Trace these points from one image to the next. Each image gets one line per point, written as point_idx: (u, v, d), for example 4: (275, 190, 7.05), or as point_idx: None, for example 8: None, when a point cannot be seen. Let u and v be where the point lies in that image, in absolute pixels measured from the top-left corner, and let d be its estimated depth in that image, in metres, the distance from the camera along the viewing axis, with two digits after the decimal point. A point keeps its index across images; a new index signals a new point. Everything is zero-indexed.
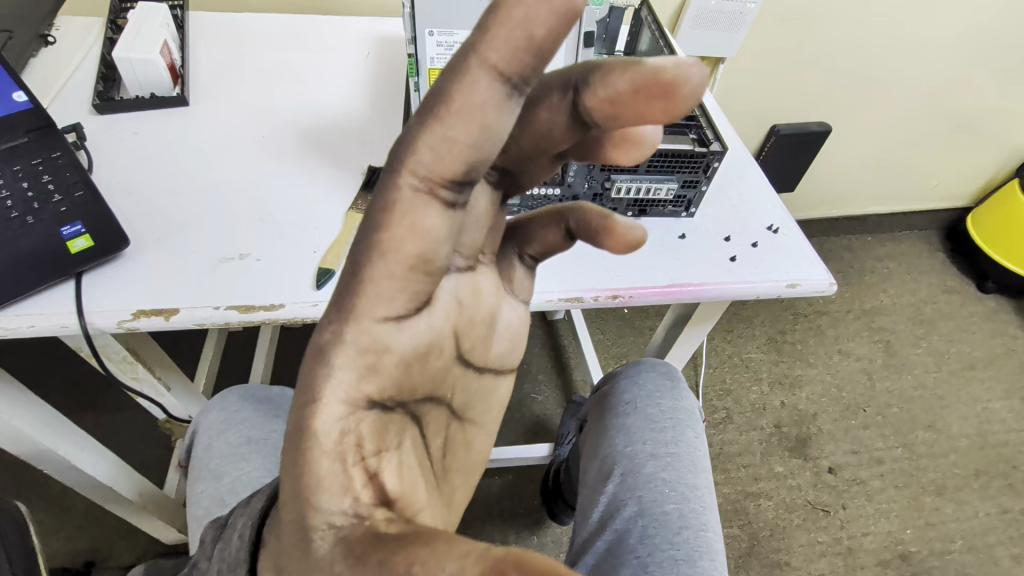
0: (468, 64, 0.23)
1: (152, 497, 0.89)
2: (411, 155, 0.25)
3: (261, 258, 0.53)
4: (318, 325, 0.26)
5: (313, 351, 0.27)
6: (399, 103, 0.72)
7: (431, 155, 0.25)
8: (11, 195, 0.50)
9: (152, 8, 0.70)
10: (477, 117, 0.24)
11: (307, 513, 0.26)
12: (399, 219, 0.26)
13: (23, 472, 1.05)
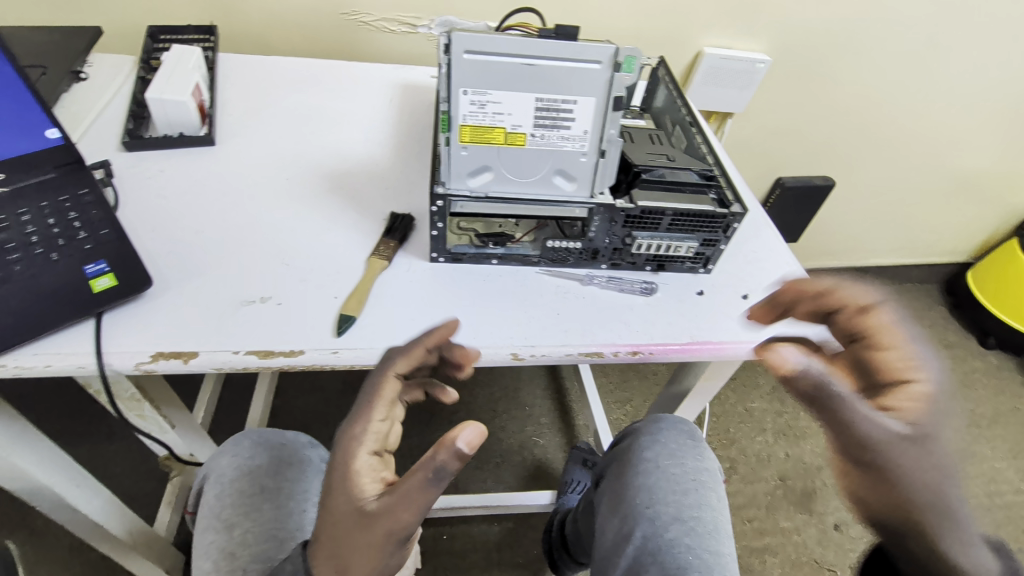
0: (420, 340, 0.45)
1: (142, 535, 0.86)
2: (394, 363, 0.45)
3: (283, 302, 0.53)
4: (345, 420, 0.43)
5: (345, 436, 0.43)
6: (421, 150, 0.73)
7: (404, 363, 0.45)
8: (37, 232, 0.50)
9: (186, 51, 0.72)
10: (420, 355, 0.45)
11: (354, 499, 0.40)
12: (382, 388, 0.44)
13: (8, 502, 1.02)
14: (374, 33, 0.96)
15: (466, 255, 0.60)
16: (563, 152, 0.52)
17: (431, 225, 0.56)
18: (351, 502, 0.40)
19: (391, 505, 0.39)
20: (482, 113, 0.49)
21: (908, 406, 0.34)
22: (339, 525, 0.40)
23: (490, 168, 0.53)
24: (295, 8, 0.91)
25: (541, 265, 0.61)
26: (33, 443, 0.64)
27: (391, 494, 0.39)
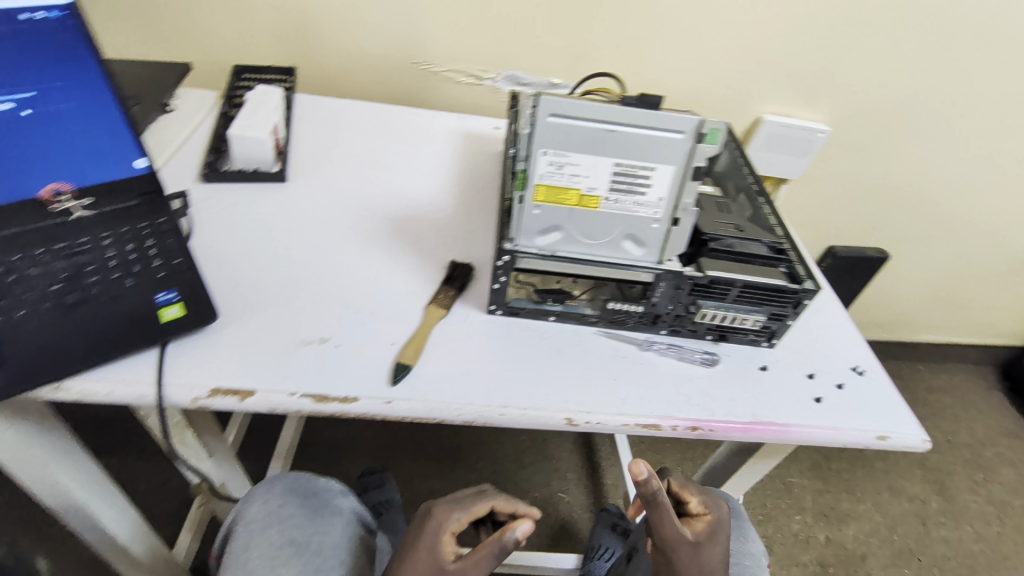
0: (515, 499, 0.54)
1: (160, 561, 0.85)
2: (497, 495, 0.53)
3: (341, 344, 0.53)
4: (441, 497, 0.52)
5: (441, 506, 0.51)
6: (481, 200, 0.74)
7: (501, 499, 0.53)
8: (115, 257, 0.52)
9: (268, 91, 0.75)
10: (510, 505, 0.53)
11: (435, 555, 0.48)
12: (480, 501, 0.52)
13: (33, 510, 1.02)
14: (441, 82, 0.99)
15: (524, 310, 0.59)
16: (636, 217, 0.52)
17: (493, 277, 0.56)
18: (434, 557, 0.48)
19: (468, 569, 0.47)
20: (559, 174, 0.49)
21: (699, 526, 0.55)
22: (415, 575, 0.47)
23: (559, 228, 0.53)
24: (369, 54, 0.95)
25: (598, 325, 0.60)
26: (75, 460, 0.64)
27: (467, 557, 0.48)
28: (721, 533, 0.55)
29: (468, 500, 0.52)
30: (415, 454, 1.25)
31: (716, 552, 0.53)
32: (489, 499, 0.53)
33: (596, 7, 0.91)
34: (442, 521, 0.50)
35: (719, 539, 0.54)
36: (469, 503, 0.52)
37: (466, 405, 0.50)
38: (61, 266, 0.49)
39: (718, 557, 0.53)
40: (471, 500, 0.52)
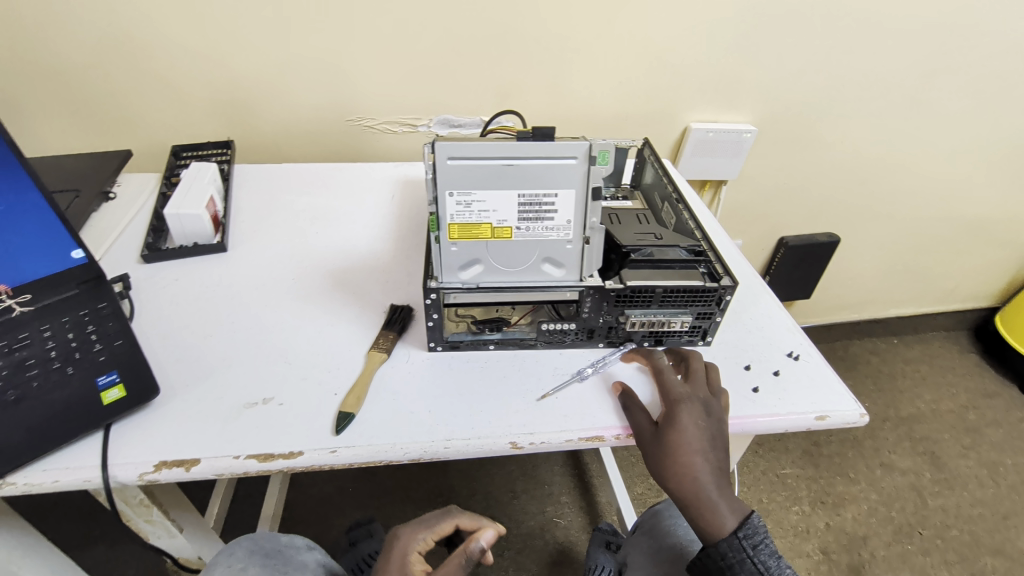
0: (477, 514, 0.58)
1: None
2: (457, 513, 0.58)
3: (284, 402, 0.55)
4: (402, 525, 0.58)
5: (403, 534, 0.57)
6: (420, 242, 0.77)
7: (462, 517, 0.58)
8: (56, 347, 0.53)
9: (203, 168, 0.78)
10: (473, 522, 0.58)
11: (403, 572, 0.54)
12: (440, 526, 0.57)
13: None
14: (378, 134, 1.04)
15: (463, 342, 0.61)
16: (550, 241, 0.54)
17: (427, 316, 0.58)
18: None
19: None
20: (469, 211, 0.52)
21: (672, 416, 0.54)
22: None
23: (480, 261, 0.55)
24: (305, 118, 1.00)
25: (538, 347, 0.62)
26: (41, 555, 0.64)
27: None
28: (688, 411, 0.52)
29: (433, 522, 0.58)
30: (405, 499, 1.24)
31: (684, 428, 0.51)
32: (452, 517, 0.58)
33: (512, 47, 0.96)
34: (407, 541, 0.56)
35: (689, 414, 0.52)
36: (429, 522, 0.57)
37: (411, 443, 0.52)
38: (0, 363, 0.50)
39: (688, 435, 0.51)
40: (435, 522, 0.57)
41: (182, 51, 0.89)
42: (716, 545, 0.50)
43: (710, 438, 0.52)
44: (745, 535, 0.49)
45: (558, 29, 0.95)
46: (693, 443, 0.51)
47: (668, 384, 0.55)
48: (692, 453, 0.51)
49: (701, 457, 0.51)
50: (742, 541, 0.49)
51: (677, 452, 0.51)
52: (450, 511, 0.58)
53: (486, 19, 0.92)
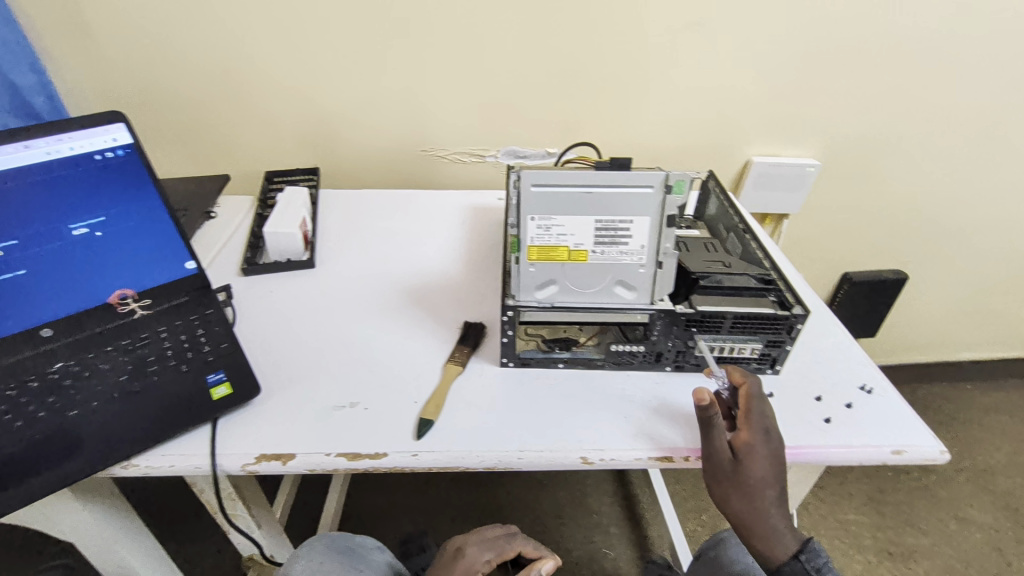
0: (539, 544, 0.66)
1: None
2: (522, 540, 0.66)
3: (369, 406, 0.59)
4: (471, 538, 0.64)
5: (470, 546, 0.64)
6: (490, 265, 0.81)
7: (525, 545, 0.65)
8: (171, 347, 0.60)
9: (295, 192, 0.86)
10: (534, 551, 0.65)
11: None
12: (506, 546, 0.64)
13: None
14: (448, 164, 1.10)
15: (534, 359, 0.64)
16: (623, 266, 0.57)
17: (502, 332, 0.61)
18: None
19: None
20: (548, 235, 0.55)
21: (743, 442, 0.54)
22: None
23: (555, 281, 0.58)
24: (383, 148, 1.07)
25: (605, 367, 0.64)
26: (138, 538, 0.70)
27: None
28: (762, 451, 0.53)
29: (501, 543, 0.65)
30: (456, 519, 1.26)
31: (759, 470, 0.52)
32: (518, 543, 0.65)
33: (579, 83, 1.01)
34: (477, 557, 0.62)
35: (763, 454, 0.52)
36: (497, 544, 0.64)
37: (486, 451, 0.54)
38: (127, 359, 0.59)
39: (762, 475, 0.52)
40: (502, 543, 0.64)
41: (281, 87, 0.98)
42: (778, 569, 0.53)
43: (779, 473, 0.53)
44: (807, 558, 0.52)
45: (624, 67, 1.00)
46: (766, 483, 0.52)
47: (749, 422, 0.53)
48: (764, 492, 0.52)
49: (772, 493, 0.52)
50: (803, 564, 0.52)
51: (752, 494, 0.52)
52: (515, 537, 0.66)
53: (556, 57, 0.98)
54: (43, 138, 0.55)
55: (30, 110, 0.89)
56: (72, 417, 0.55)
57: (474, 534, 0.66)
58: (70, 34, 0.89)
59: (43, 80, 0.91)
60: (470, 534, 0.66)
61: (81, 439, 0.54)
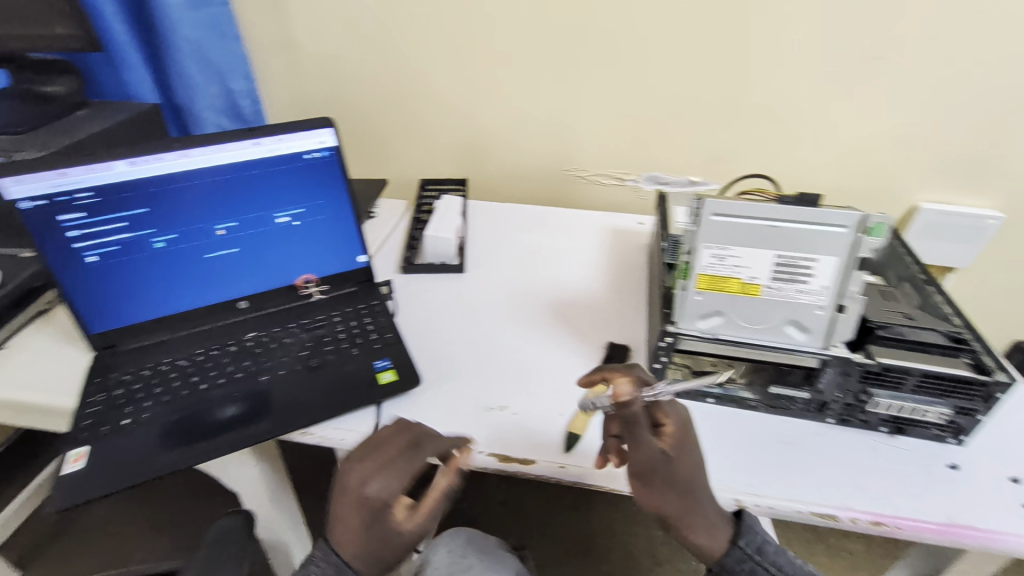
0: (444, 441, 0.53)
1: None
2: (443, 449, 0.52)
3: (517, 412, 0.61)
4: (375, 460, 0.49)
5: (382, 468, 0.49)
6: (632, 288, 0.81)
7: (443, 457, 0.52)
8: (345, 330, 0.69)
9: (451, 200, 0.92)
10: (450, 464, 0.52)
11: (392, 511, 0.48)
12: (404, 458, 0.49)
13: None
14: (587, 184, 1.11)
15: (683, 390, 0.62)
16: (798, 305, 0.54)
17: (655, 358, 0.61)
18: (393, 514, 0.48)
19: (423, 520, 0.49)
20: (721, 265, 0.54)
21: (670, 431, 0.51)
22: (379, 527, 0.47)
23: (721, 313, 0.57)
24: (527, 165, 1.11)
25: (758, 409, 0.61)
26: (286, 501, 0.78)
27: (419, 512, 0.49)
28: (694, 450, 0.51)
29: (405, 459, 0.49)
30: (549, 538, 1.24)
31: (699, 463, 0.50)
32: (429, 447, 0.51)
33: (734, 112, 0.99)
34: (391, 486, 0.48)
35: (698, 450, 0.51)
36: (405, 472, 0.48)
37: None
38: (308, 335, 0.68)
39: (700, 469, 0.50)
40: (400, 459, 0.49)
41: (445, 103, 1.05)
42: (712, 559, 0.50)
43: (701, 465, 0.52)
44: (747, 544, 0.49)
45: (788, 99, 0.96)
46: (703, 474, 0.50)
47: (667, 417, 0.51)
48: (700, 485, 0.50)
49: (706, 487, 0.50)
50: (744, 550, 0.49)
51: (689, 490, 0.49)
52: (422, 446, 0.50)
53: (718, 86, 0.96)
54: (267, 138, 0.65)
55: (237, 113, 0.99)
56: (264, 381, 0.63)
57: (378, 451, 0.49)
58: (280, 49, 1.03)
59: (251, 87, 0.97)
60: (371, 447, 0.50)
61: (270, 402, 0.60)
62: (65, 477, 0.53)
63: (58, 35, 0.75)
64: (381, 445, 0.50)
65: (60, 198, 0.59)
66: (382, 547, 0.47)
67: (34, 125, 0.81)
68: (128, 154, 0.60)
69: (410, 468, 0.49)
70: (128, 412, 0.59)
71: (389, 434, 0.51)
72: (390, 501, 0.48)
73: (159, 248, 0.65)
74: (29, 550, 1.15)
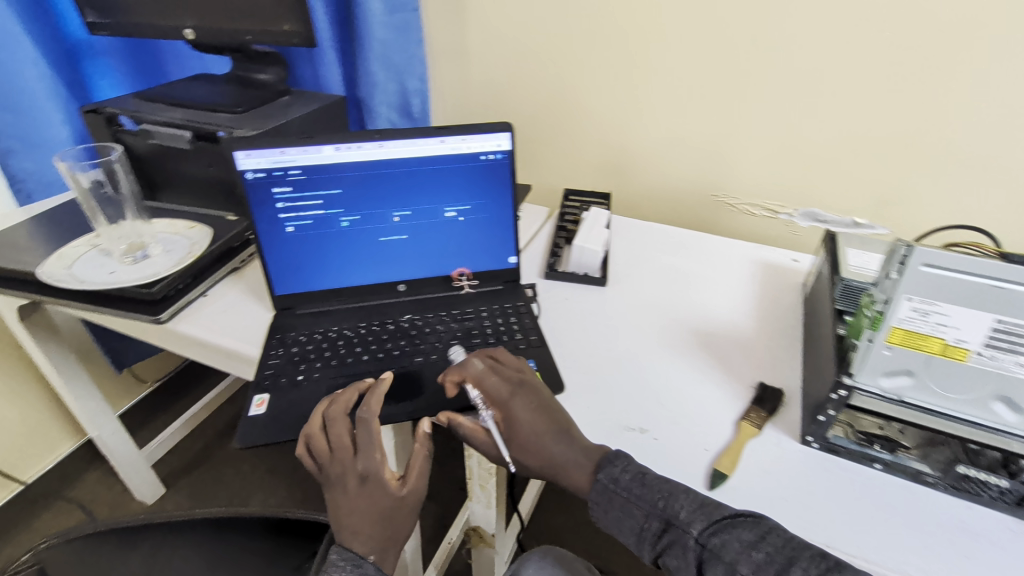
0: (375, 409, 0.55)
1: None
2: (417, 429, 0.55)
3: (658, 437, 0.60)
4: (344, 452, 0.53)
5: (357, 454, 0.53)
6: (787, 330, 0.75)
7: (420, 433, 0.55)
8: (492, 326, 0.72)
9: (599, 213, 0.91)
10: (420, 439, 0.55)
11: (387, 490, 0.52)
12: (364, 437, 0.53)
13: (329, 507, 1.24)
14: (735, 214, 1.04)
15: (845, 450, 0.57)
16: (1013, 379, 0.48)
17: (820, 409, 0.56)
18: (386, 492, 0.52)
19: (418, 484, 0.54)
20: (923, 320, 0.49)
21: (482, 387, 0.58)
22: (384, 508, 0.52)
23: (911, 373, 0.52)
24: (672, 186, 1.06)
25: (936, 488, 0.54)
26: None
27: (409, 479, 0.54)
28: (519, 404, 0.55)
29: (361, 442, 0.53)
30: None
31: (520, 422, 0.55)
32: (371, 415, 0.54)
33: (934, 158, 0.85)
34: (362, 465, 0.52)
35: (521, 407, 0.55)
36: (370, 445, 0.53)
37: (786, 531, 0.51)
38: (458, 325, 0.72)
39: (530, 424, 0.54)
40: (351, 442, 0.53)
41: (598, 116, 1.04)
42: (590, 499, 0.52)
43: (553, 418, 0.55)
44: (603, 475, 0.50)
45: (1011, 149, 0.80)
46: (534, 431, 0.54)
47: (485, 387, 0.57)
48: (540, 437, 0.54)
49: (553, 438, 0.54)
50: (603, 482, 0.50)
51: (531, 448, 0.54)
52: (363, 419, 0.54)
53: (917, 125, 0.84)
54: (452, 138, 0.70)
55: (407, 110, 1.06)
56: (417, 362, 0.67)
57: (318, 438, 0.54)
58: (454, 53, 1.09)
59: (423, 87, 1.03)
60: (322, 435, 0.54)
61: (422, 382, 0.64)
62: (251, 418, 0.60)
63: (283, 31, 0.86)
64: (337, 429, 0.54)
65: (276, 173, 0.68)
66: (395, 523, 0.53)
67: (249, 106, 0.90)
68: (336, 141, 0.68)
69: (367, 445, 0.53)
70: (302, 369, 0.66)
71: (334, 428, 0.54)
72: (377, 484, 0.52)
73: (344, 227, 0.72)
74: (176, 471, 1.32)
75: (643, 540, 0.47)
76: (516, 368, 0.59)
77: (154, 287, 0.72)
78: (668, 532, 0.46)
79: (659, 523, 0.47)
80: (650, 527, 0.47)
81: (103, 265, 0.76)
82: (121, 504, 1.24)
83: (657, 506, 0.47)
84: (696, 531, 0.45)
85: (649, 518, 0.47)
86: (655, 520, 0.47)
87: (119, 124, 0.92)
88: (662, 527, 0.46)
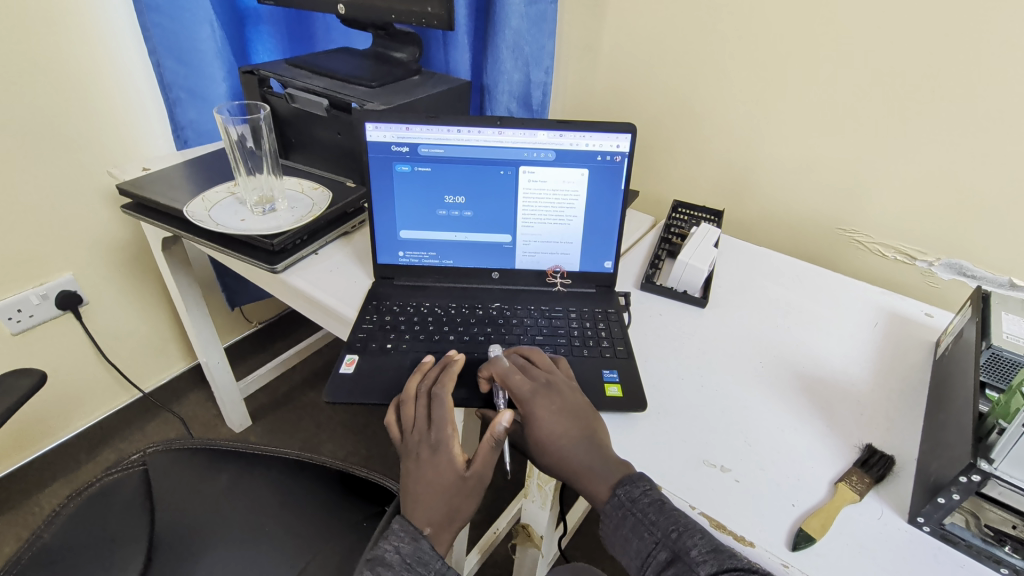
0: (448, 388, 0.57)
1: (455, 564, 0.97)
2: (494, 422, 0.53)
3: (740, 480, 0.55)
4: (419, 427, 0.55)
5: (429, 429, 0.55)
6: (908, 391, 0.67)
7: (501, 425, 0.53)
8: (579, 330, 0.71)
9: (710, 231, 0.85)
10: (493, 431, 0.54)
11: (453, 468, 0.53)
12: (436, 414, 0.55)
13: (390, 470, 1.28)
14: (863, 253, 0.94)
15: (964, 543, 0.50)
16: None
17: (943, 491, 0.49)
18: (451, 468, 0.53)
19: (487, 470, 0.54)
20: None
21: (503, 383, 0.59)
22: (445, 486, 0.52)
23: None
24: (794, 214, 0.98)
25: None
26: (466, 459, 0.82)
27: (477, 460, 0.54)
28: (538, 406, 0.56)
29: (434, 415, 0.55)
30: None
31: (539, 422, 0.55)
32: (445, 392, 0.56)
33: None
34: (433, 437, 0.54)
35: (542, 408, 0.56)
36: (440, 418, 0.55)
37: None
38: (545, 323, 0.71)
39: (547, 427, 0.55)
40: (427, 416, 0.56)
41: (725, 129, 0.98)
42: (599, 511, 0.51)
43: (571, 421, 0.55)
44: (621, 492, 0.50)
45: None
46: (556, 433, 0.55)
47: (509, 384, 0.57)
48: (555, 439, 0.54)
49: (572, 441, 0.54)
50: (618, 499, 0.50)
51: (549, 450, 0.55)
52: (436, 394, 0.56)
53: None
54: (571, 133, 0.69)
55: (527, 102, 1.06)
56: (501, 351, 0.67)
57: (405, 407, 0.57)
58: (585, 50, 1.08)
59: (546, 81, 1.03)
60: (408, 403, 0.57)
61: None
62: (340, 375, 0.63)
63: (426, 13, 0.89)
64: (415, 403, 0.57)
65: (398, 147, 0.70)
66: (457, 502, 0.53)
67: (382, 81, 0.94)
68: (458, 123, 0.69)
69: (439, 418, 0.55)
70: (391, 339, 0.68)
71: (413, 404, 0.57)
72: (443, 460, 0.53)
73: (450, 208, 0.73)
74: (265, 406, 1.43)
75: (646, 564, 0.47)
76: (542, 370, 0.60)
77: (275, 239, 0.78)
78: (673, 565, 0.46)
79: (666, 553, 0.46)
80: (657, 555, 0.47)
81: (235, 212, 0.83)
82: (214, 427, 1.37)
83: (668, 536, 0.47)
84: (702, 572, 0.44)
85: (657, 546, 0.47)
86: (662, 550, 0.47)
87: (268, 86, 1.01)
88: (669, 558, 0.46)
